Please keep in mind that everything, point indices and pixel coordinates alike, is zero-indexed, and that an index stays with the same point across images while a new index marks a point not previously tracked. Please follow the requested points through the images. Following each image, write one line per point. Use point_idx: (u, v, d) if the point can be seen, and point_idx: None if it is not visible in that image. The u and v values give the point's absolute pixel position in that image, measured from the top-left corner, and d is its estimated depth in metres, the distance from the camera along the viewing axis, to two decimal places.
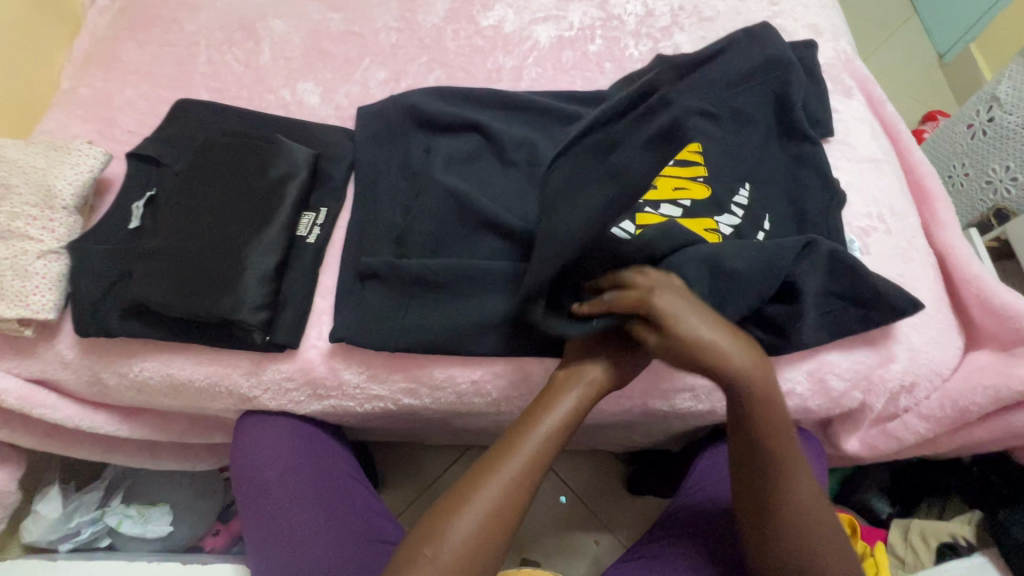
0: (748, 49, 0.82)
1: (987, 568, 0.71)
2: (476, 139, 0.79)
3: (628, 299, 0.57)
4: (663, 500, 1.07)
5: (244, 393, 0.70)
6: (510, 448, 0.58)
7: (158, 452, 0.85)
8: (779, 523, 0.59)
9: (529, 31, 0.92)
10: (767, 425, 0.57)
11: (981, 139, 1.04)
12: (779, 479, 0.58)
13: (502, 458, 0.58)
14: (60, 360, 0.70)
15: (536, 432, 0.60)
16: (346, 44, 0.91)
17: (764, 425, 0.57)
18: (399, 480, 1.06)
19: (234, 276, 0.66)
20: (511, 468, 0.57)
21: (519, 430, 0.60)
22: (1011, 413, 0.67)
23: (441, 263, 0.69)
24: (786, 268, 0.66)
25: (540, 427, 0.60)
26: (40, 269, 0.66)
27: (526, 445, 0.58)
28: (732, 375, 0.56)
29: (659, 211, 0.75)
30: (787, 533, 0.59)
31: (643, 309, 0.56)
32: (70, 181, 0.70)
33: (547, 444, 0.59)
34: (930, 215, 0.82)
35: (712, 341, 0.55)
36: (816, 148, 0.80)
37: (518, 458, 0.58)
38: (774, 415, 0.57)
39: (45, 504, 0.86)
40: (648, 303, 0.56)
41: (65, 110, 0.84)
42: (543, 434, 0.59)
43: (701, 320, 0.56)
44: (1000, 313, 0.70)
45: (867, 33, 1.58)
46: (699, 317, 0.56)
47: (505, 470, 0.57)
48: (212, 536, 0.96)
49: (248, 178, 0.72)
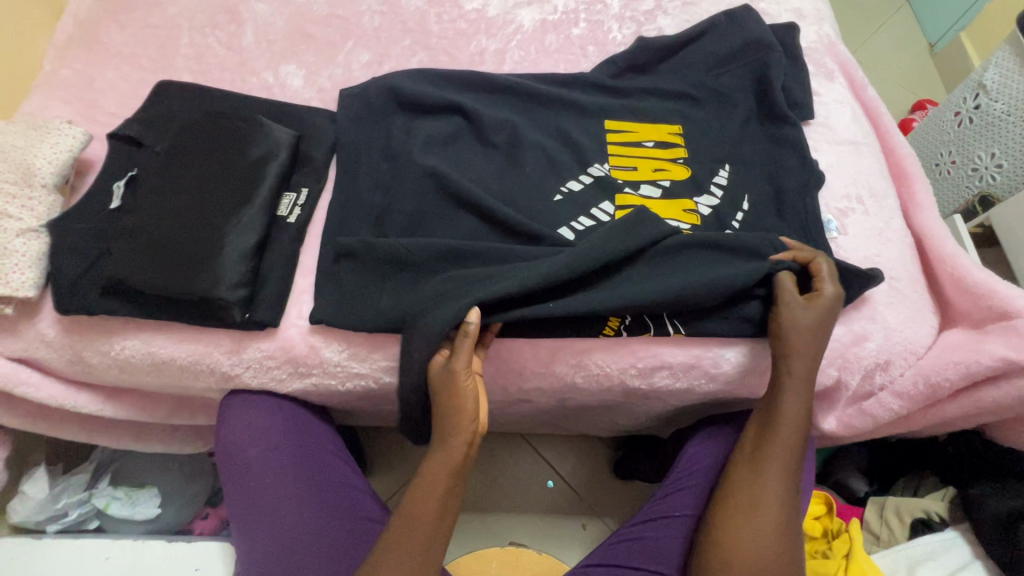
0: (727, 33, 0.84)
1: (959, 542, 0.75)
2: (457, 121, 0.79)
3: (820, 266, 0.67)
4: (649, 484, 1.08)
5: (226, 370, 0.71)
6: (408, 525, 0.60)
7: (143, 433, 0.86)
8: (771, 476, 0.62)
9: (513, 14, 0.92)
10: (796, 397, 0.63)
11: (967, 127, 1.04)
12: (783, 437, 0.63)
13: (394, 543, 0.60)
14: (41, 338, 0.70)
15: (422, 507, 0.60)
16: (329, 27, 0.91)
17: (792, 392, 0.63)
18: (387, 465, 1.07)
19: (214, 253, 0.66)
20: (407, 549, 0.59)
21: (410, 511, 0.61)
22: (981, 389, 0.68)
23: (417, 241, 0.69)
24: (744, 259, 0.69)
25: (427, 507, 0.60)
26: (19, 247, 0.66)
27: (421, 522, 0.60)
28: (787, 355, 0.64)
29: (639, 191, 0.75)
30: (773, 485, 0.62)
31: (821, 281, 0.66)
32: (49, 160, 0.71)
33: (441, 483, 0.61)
34: (908, 197, 0.82)
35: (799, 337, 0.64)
36: (796, 129, 0.79)
37: (416, 541, 0.60)
38: (804, 397, 0.63)
39: (31, 485, 0.88)
40: (822, 283, 0.66)
41: (46, 91, 0.84)
42: (430, 512, 0.60)
43: (824, 328, 0.64)
44: (972, 291, 0.71)
45: (858, 22, 1.58)
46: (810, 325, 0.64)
47: (401, 555, 0.59)
48: (201, 521, 0.98)
49: (228, 157, 0.72)
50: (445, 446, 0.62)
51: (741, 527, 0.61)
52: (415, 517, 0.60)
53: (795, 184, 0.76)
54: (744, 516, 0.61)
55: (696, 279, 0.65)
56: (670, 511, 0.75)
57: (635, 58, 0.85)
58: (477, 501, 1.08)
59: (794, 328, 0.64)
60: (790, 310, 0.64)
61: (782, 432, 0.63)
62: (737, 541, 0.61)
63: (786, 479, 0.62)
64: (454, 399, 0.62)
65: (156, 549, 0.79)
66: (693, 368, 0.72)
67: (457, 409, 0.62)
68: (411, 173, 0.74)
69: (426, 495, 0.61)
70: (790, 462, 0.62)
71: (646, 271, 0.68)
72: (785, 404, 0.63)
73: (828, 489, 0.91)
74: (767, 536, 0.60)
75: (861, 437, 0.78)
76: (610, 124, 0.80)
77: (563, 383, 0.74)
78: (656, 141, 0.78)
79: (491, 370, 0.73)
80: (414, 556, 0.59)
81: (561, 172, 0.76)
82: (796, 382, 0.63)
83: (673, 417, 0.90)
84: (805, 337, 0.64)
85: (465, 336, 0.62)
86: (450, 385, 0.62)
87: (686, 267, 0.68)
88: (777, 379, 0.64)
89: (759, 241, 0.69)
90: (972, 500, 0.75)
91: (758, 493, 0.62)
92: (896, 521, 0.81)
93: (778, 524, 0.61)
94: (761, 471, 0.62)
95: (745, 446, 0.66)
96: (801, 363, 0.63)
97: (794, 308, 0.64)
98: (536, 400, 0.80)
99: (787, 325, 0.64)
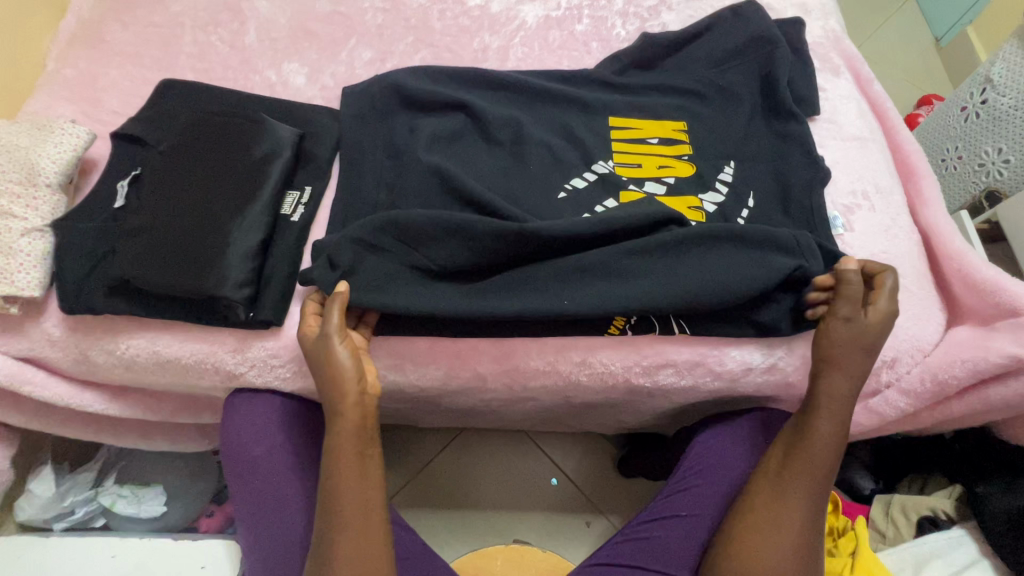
0: (732, 28, 0.84)
1: (966, 540, 0.75)
2: (461, 118, 0.79)
3: (884, 280, 0.66)
4: (654, 482, 1.08)
5: (230, 369, 0.71)
6: (346, 511, 0.60)
7: (149, 432, 0.86)
8: (796, 495, 0.63)
9: (516, 10, 0.92)
10: (830, 415, 0.64)
11: (974, 122, 1.03)
12: (813, 456, 0.63)
13: (337, 531, 0.60)
14: (47, 337, 0.70)
15: (343, 487, 0.61)
16: (331, 24, 0.90)
17: (826, 412, 0.64)
18: (392, 463, 1.10)
19: (218, 252, 0.66)
20: (351, 531, 0.60)
21: (331, 493, 0.61)
22: (987, 387, 0.68)
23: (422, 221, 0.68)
24: (756, 251, 0.67)
25: (348, 486, 0.61)
26: (24, 247, 0.66)
27: (346, 502, 0.60)
28: (830, 366, 0.64)
29: (643, 188, 0.75)
30: (798, 503, 0.63)
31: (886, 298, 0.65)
32: (53, 160, 0.71)
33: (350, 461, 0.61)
34: (915, 193, 0.81)
35: (847, 342, 0.64)
36: (802, 125, 0.79)
37: (348, 519, 0.60)
38: (839, 417, 0.64)
39: (37, 483, 0.88)
40: (879, 299, 0.65)
41: (50, 91, 0.84)
42: (356, 491, 0.61)
43: (873, 341, 0.64)
44: (980, 287, 0.70)
45: (863, 17, 1.56)
46: (859, 332, 0.64)
47: (343, 539, 0.60)
48: (207, 517, 0.97)
49: (232, 156, 0.72)
50: (339, 416, 0.62)
51: (762, 540, 0.63)
52: (339, 496, 0.61)
53: (801, 181, 0.75)
54: (762, 532, 0.63)
55: (696, 277, 0.66)
56: (676, 510, 0.75)
57: (639, 54, 0.84)
58: (482, 498, 1.08)
59: (848, 336, 0.64)
60: (844, 320, 0.64)
61: (813, 450, 0.64)
62: (746, 554, 0.63)
63: (811, 500, 0.63)
64: (331, 363, 0.62)
65: (161, 547, 0.80)
66: (698, 366, 0.72)
67: (335, 373, 0.62)
68: (415, 170, 0.74)
69: (342, 474, 0.61)
70: (819, 480, 0.63)
71: (653, 262, 0.68)
72: (820, 423, 0.64)
73: (835, 487, 0.91)
74: (787, 551, 0.62)
75: (866, 435, 0.78)
76: (614, 121, 0.79)
77: (568, 382, 0.74)
78: (661, 137, 0.78)
79: (495, 369, 0.73)
80: (359, 539, 0.60)
81: (565, 169, 0.76)
82: (830, 397, 0.64)
83: (677, 415, 0.90)
84: (852, 347, 0.64)
85: (335, 301, 0.64)
86: (324, 350, 0.62)
87: (697, 260, 0.67)
88: (812, 397, 0.65)
89: (778, 237, 0.68)
90: (979, 498, 0.75)
91: (781, 511, 0.63)
92: (902, 518, 0.81)
93: (800, 542, 0.62)
94: (789, 489, 0.63)
95: (772, 462, 0.66)
96: (843, 382, 0.64)
97: (850, 318, 0.64)
98: (540, 398, 0.80)
99: (847, 336, 0.64)
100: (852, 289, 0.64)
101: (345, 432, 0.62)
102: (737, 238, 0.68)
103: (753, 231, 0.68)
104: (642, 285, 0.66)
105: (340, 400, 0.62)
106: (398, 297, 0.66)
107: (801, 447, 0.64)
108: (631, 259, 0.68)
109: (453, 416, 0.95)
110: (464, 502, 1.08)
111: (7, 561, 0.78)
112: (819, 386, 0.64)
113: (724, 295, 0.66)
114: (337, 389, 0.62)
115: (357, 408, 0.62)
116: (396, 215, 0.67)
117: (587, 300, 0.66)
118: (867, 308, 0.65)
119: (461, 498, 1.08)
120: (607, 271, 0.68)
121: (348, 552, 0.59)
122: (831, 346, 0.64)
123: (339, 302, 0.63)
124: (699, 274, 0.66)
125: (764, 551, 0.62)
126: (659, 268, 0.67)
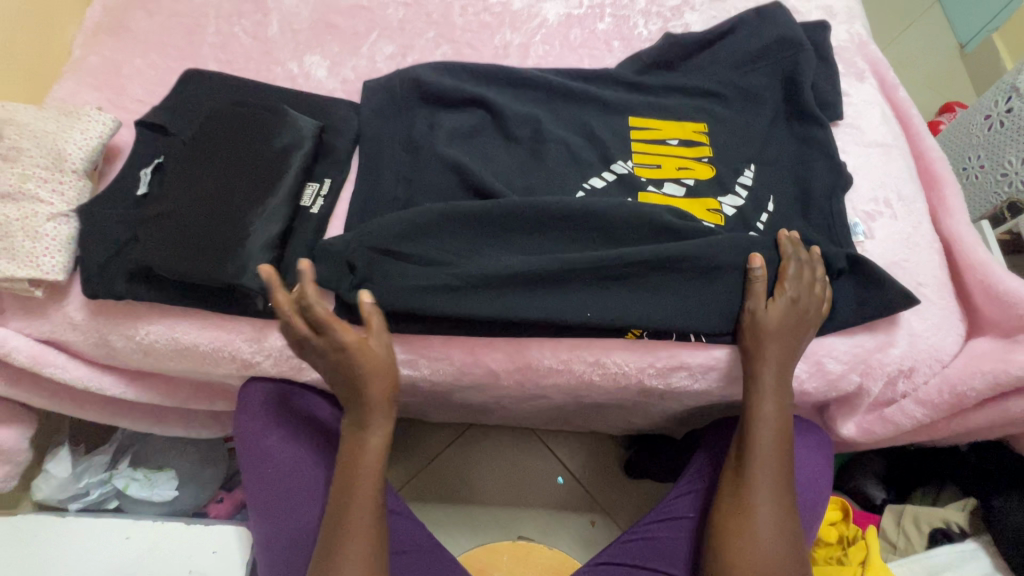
0: (757, 29, 0.83)
1: (980, 554, 0.74)
2: (479, 114, 0.79)
3: (789, 266, 0.67)
4: (660, 483, 1.08)
5: (246, 358, 0.72)
6: (365, 489, 0.62)
7: (164, 417, 0.87)
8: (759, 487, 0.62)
9: (538, 8, 0.91)
10: (771, 402, 0.65)
11: (998, 131, 1.01)
12: (765, 448, 0.64)
13: (345, 531, 0.60)
14: (69, 321, 0.71)
15: (361, 482, 0.62)
16: (353, 18, 0.91)
17: (765, 398, 0.65)
18: (400, 457, 1.11)
19: (238, 242, 0.67)
20: (362, 526, 0.61)
21: (344, 490, 0.62)
22: (1008, 400, 0.68)
23: (414, 237, 0.69)
24: None
25: (364, 486, 0.62)
26: (49, 231, 0.67)
27: (358, 496, 0.62)
28: (757, 355, 0.65)
29: (662, 190, 0.75)
30: (762, 488, 0.62)
31: (781, 281, 0.66)
32: (79, 146, 0.71)
33: (376, 450, 0.64)
34: (938, 201, 0.80)
35: (759, 334, 0.65)
36: (824, 130, 0.78)
37: (358, 517, 0.61)
38: (780, 402, 0.65)
39: (55, 464, 0.90)
40: (759, 296, 0.66)
41: (76, 78, 0.85)
42: (373, 466, 0.63)
43: (787, 330, 0.65)
44: (1002, 299, 0.69)
45: (886, 22, 1.54)
46: (770, 326, 0.65)
47: (352, 536, 0.60)
48: (216, 503, 0.98)
49: (252, 147, 0.72)
50: (373, 413, 0.64)
51: (744, 535, 0.61)
52: (353, 490, 0.62)
53: (822, 186, 0.75)
54: (742, 527, 0.62)
55: (692, 303, 0.68)
56: (682, 512, 0.74)
57: (661, 54, 0.84)
58: (485, 494, 1.09)
59: (760, 329, 0.65)
60: (752, 312, 0.66)
61: (762, 441, 0.64)
62: (744, 544, 0.61)
63: (773, 493, 0.62)
64: (370, 370, 0.63)
65: (172, 532, 0.80)
66: (712, 369, 0.71)
67: (371, 376, 0.63)
68: (433, 166, 0.75)
69: (360, 472, 0.63)
70: (783, 463, 0.64)
71: (649, 288, 0.68)
72: (760, 411, 0.65)
73: (845, 496, 0.91)
74: (766, 545, 0.60)
75: (880, 444, 0.78)
76: (634, 121, 0.79)
77: (581, 381, 0.74)
78: (681, 139, 0.77)
79: (509, 366, 0.73)
80: (366, 519, 0.61)
81: (584, 168, 0.76)
82: (771, 385, 0.65)
83: (687, 418, 0.90)
84: (769, 340, 0.65)
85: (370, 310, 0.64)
86: (364, 360, 0.62)
87: (700, 286, 0.68)
88: (755, 388, 0.65)
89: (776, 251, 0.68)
90: (993, 510, 0.74)
91: (754, 503, 0.62)
92: (915, 530, 0.80)
93: (777, 535, 0.61)
94: (752, 480, 0.63)
95: (731, 458, 0.67)
96: (771, 366, 0.65)
97: (760, 315, 0.66)
98: (551, 396, 0.80)
99: (755, 332, 0.66)
100: (756, 285, 0.67)
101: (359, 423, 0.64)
102: (738, 253, 0.68)
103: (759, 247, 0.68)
104: (649, 308, 0.67)
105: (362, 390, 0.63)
106: (408, 300, 0.66)
107: (751, 440, 0.65)
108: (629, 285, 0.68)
109: (463, 411, 0.95)
110: (467, 496, 1.09)
111: (27, 539, 0.79)
112: (761, 378, 0.65)
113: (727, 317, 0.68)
114: (374, 393, 0.63)
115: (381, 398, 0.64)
116: (386, 232, 0.68)
117: (599, 308, 0.67)
118: (749, 320, 0.67)
119: (466, 493, 1.09)
120: (605, 294, 0.68)
121: (360, 532, 0.61)
122: (761, 358, 0.65)
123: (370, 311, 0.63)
124: (710, 292, 0.68)
125: (749, 543, 0.61)
126: (663, 295, 0.68)
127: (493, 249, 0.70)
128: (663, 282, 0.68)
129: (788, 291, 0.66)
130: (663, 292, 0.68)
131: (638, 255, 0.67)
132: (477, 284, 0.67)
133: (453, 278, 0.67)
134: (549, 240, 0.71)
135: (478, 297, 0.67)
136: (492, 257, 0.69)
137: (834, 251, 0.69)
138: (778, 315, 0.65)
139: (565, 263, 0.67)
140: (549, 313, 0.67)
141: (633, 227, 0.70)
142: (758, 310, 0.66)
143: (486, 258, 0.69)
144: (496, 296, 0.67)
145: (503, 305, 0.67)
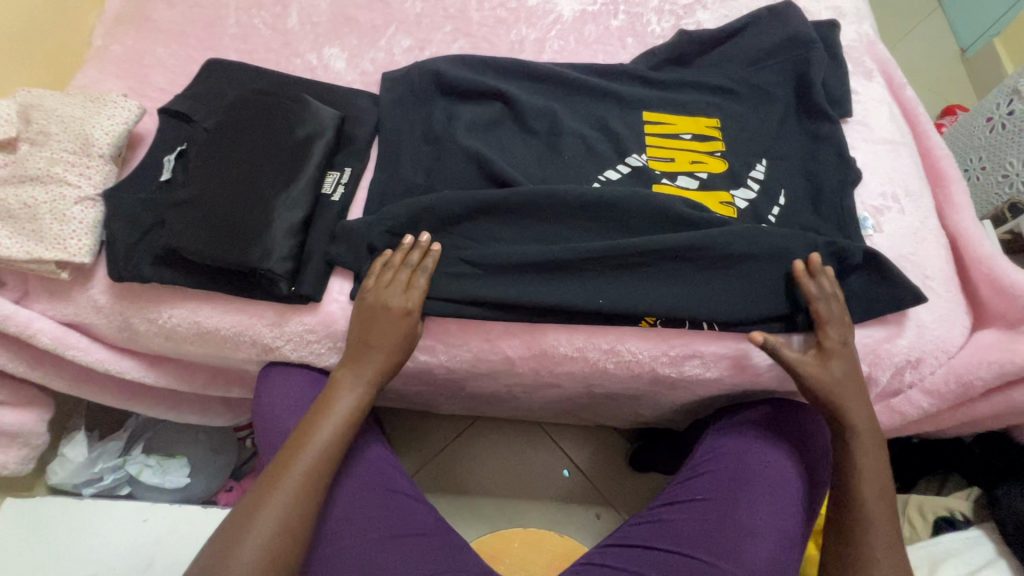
0: (769, 27, 0.84)
1: (982, 539, 0.76)
2: (498, 106, 0.80)
3: (819, 309, 0.67)
4: (664, 476, 1.09)
5: (267, 342, 0.73)
6: (320, 443, 0.63)
7: (179, 402, 0.88)
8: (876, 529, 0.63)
9: (552, 4, 0.93)
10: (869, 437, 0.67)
11: (999, 132, 1.03)
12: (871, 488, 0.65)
13: (274, 487, 0.60)
14: (93, 303, 0.72)
15: (316, 435, 0.64)
16: (371, 11, 0.92)
17: (868, 441, 0.66)
18: (407, 448, 1.12)
19: (262, 227, 0.68)
20: (299, 473, 0.61)
21: (293, 445, 0.63)
22: (1012, 389, 0.69)
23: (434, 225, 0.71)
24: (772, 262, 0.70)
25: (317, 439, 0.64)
26: (77, 214, 0.68)
27: (304, 451, 0.62)
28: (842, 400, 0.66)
29: (676, 182, 0.76)
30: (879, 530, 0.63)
31: (822, 329, 0.67)
32: (105, 131, 0.72)
33: (351, 414, 0.66)
34: (944, 197, 0.82)
35: (823, 387, 0.66)
36: (835, 126, 0.79)
37: (294, 474, 0.61)
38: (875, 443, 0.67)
39: (71, 447, 0.90)
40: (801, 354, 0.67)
41: (98, 66, 0.86)
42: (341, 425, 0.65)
43: (846, 376, 0.67)
44: (1006, 291, 0.71)
45: (889, 27, 1.57)
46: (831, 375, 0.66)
47: (279, 493, 0.60)
48: (224, 492, 0.97)
49: (275, 135, 0.73)
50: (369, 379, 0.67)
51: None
52: (301, 447, 0.63)
53: (833, 181, 0.76)
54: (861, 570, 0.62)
55: (707, 292, 0.69)
56: (693, 495, 0.75)
57: (675, 51, 0.85)
58: (491, 486, 1.10)
59: (825, 381, 0.66)
60: (807, 374, 0.66)
61: (863, 479, 0.65)
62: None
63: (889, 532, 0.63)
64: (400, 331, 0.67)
65: (188, 516, 0.82)
66: (724, 358, 0.73)
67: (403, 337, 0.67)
68: (453, 156, 0.76)
69: (319, 430, 0.64)
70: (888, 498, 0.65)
71: (664, 277, 0.69)
72: (862, 454, 0.66)
73: None
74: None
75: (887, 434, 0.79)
76: (648, 115, 0.81)
77: (595, 368, 0.75)
78: (694, 133, 0.79)
79: (525, 353, 0.74)
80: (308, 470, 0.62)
81: (600, 160, 0.78)
82: (867, 424, 0.67)
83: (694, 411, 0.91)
84: (842, 391, 0.66)
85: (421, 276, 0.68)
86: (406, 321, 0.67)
87: (715, 276, 0.69)
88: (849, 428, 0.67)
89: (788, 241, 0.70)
90: (997, 499, 0.75)
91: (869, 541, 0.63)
92: (920, 517, 0.84)
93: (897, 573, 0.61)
94: (860, 517, 0.64)
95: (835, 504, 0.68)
96: (861, 405, 0.67)
97: (816, 373, 0.66)
98: (563, 385, 0.81)
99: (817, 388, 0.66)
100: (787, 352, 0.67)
101: (350, 387, 0.67)
102: (753, 244, 0.69)
103: (775, 239, 0.70)
104: (664, 296, 0.69)
105: (369, 352, 0.67)
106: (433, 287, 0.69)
107: (858, 479, 0.66)
108: (643, 273, 0.70)
109: (472, 402, 0.96)
110: (474, 488, 1.10)
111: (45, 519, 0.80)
112: (857, 423, 0.66)
113: (740, 307, 0.69)
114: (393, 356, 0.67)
115: (388, 367, 0.67)
116: (407, 220, 0.70)
117: (615, 295, 0.69)
118: (816, 382, 0.66)
119: (472, 485, 1.10)
120: (619, 282, 0.69)
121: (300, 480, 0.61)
122: (848, 406, 0.66)
123: (433, 260, 0.68)
124: (725, 282, 0.69)
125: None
126: (676, 283, 0.69)
127: (508, 236, 0.72)
128: (678, 271, 0.69)
129: (834, 336, 0.67)
130: (675, 280, 0.69)
131: (655, 244, 0.68)
132: (492, 269, 0.69)
133: (471, 263, 0.69)
134: (565, 228, 0.72)
135: (497, 282, 0.69)
136: (507, 244, 0.71)
137: (850, 244, 0.70)
138: (841, 364, 0.66)
139: (581, 251, 0.69)
140: (565, 300, 0.68)
141: (649, 217, 0.71)
142: (813, 372, 0.66)
143: (501, 245, 0.71)
144: (511, 280, 0.69)
145: (515, 289, 0.69)
